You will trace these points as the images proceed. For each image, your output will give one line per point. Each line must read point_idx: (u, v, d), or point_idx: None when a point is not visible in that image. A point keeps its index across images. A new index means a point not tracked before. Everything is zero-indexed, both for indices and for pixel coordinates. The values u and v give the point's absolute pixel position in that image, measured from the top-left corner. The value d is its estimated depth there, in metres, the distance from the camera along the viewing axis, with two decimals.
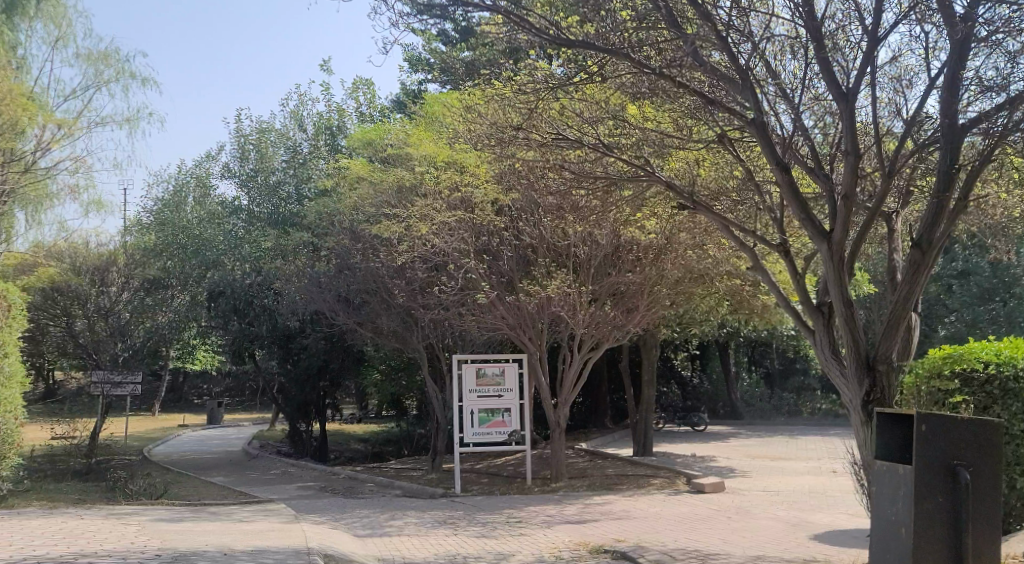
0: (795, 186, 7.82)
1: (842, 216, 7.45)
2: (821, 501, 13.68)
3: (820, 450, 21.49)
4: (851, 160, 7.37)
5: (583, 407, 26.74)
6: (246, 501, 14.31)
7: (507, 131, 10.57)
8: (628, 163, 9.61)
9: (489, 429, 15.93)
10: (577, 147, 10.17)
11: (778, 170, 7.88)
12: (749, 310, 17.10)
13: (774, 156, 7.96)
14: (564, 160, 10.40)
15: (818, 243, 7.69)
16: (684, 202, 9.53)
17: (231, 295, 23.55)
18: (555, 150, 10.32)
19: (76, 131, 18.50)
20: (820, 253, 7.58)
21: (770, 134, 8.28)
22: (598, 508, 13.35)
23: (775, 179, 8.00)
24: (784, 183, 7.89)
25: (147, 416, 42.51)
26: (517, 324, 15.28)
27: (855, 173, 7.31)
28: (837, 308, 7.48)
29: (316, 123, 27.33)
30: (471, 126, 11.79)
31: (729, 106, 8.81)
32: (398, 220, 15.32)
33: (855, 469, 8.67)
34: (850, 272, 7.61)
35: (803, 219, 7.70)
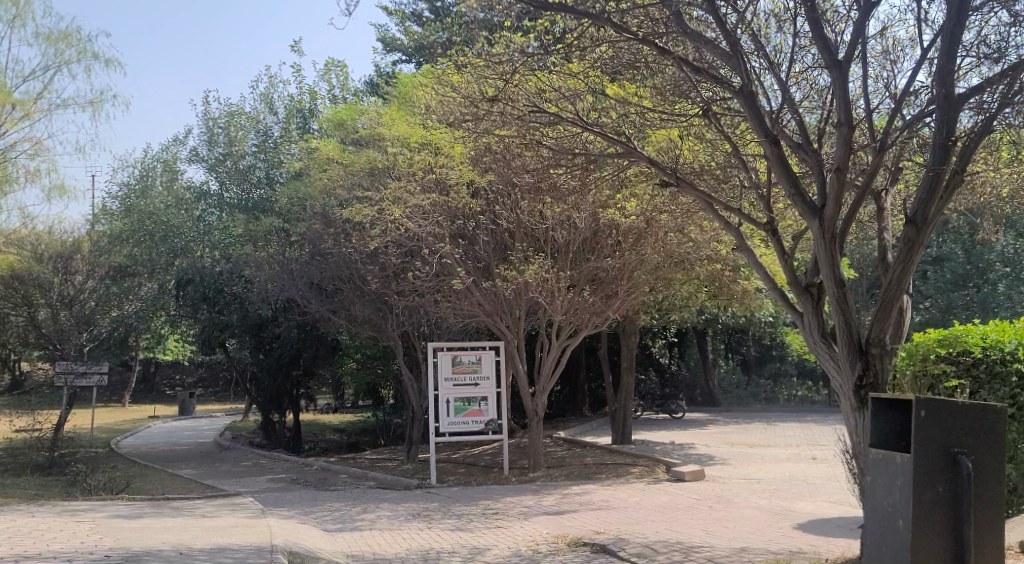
0: (784, 160, 7.50)
1: (834, 191, 7.13)
2: (803, 489, 13.45)
3: (798, 437, 21.30)
4: (845, 131, 7.07)
5: (561, 395, 26.44)
6: (213, 494, 13.84)
7: (482, 106, 10.14)
8: (608, 139, 9.24)
9: (465, 418, 15.56)
10: (555, 121, 9.79)
11: (766, 142, 7.53)
12: (729, 296, 16.76)
13: (763, 129, 7.64)
14: (541, 137, 10.03)
15: (809, 219, 7.36)
16: (666, 179, 9.18)
17: (200, 283, 22.99)
18: (534, 123, 9.95)
19: (35, 112, 17.73)
20: (810, 230, 7.28)
21: (759, 105, 7.92)
22: (577, 499, 13.01)
23: (763, 153, 7.69)
24: (772, 157, 7.57)
25: (117, 407, 41.62)
26: (494, 310, 14.83)
27: (849, 145, 6.99)
28: (828, 288, 7.17)
29: (287, 106, 26.48)
30: (443, 102, 11.31)
31: (714, 77, 8.49)
32: (370, 203, 14.80)
33: (845, 460, 8.34)
34: (841, 250, 7.31)
35: (793, 194, 7.39)
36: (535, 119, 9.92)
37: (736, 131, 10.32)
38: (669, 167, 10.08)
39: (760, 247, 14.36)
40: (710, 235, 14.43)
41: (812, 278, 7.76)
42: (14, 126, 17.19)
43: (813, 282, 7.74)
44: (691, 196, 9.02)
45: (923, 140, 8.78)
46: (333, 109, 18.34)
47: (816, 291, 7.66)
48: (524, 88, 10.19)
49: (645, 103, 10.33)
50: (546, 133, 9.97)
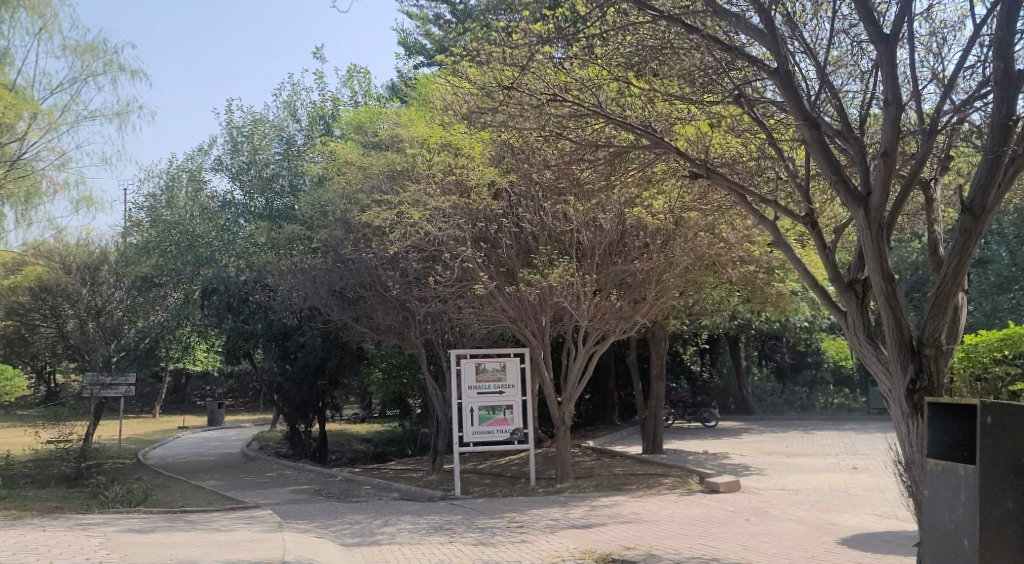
0: (824, 144, 7.08)
1: (881, 176, 6.67)
2: (845, 501, 12.76)
3: (837, 445, 20.55)
4: (893, 112, 6.72)
5: (591, 404, 25.94)
6: (231, 507, 13.50)
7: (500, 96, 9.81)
8: (635, 128, 8.94)
9: (490, 428, 15.07)
10: (576, 108, 9.46)
11: (805, 125, 7.12)
12: (763, 299, 16.13)
13: (801, 111, 7.22)
14: (563, 130, 9.75)
15: (852, 209, 6.87)
16: (697, 172, 8.90)
17: (224, 293, 22.85)
18: (552, 110, 9.67)
19: (62, 123, 17.44)
20: (854, 220, 6.80)
21: (796, 87, 7.50)
22: (606, 511, 12.46)
23: (802, 136, 7.27)
24: (811, 140, 7.15)
25: (147, 419, 41.71)
26: (518, 316, 14.39)
27: (897, 125, 6.54)
28: (874, 283, 6.66)
29: (310, 114, 26.32)
30: (460, 98, 11.07)
31: (748, 57, 8.10)
32: (388, 206, 14.44)
33: (895, 472, 7.74)
34: (889, 243, 6.81)
35: (835, 181, 6.93)
36: (556, 107, 9.63)
37: (772, 122, 9.86)
38: (700, 158, 9.61)
39: (796, 246, 13.77)
40: (743, 235, 13.86)
41: (856, 274, 7.24)
42: (40, 135, 16.81)
43: (857, 278, 7.22)
44: (722, 187, 8.62)
45: (975, 126, 8.25)
46: (354, 112, 17.98)
47: (860, 288, 7.14)
48: (541, 74, 9.91)
49: (675, 92, 9.80)
50: (568, 122, 9.63)
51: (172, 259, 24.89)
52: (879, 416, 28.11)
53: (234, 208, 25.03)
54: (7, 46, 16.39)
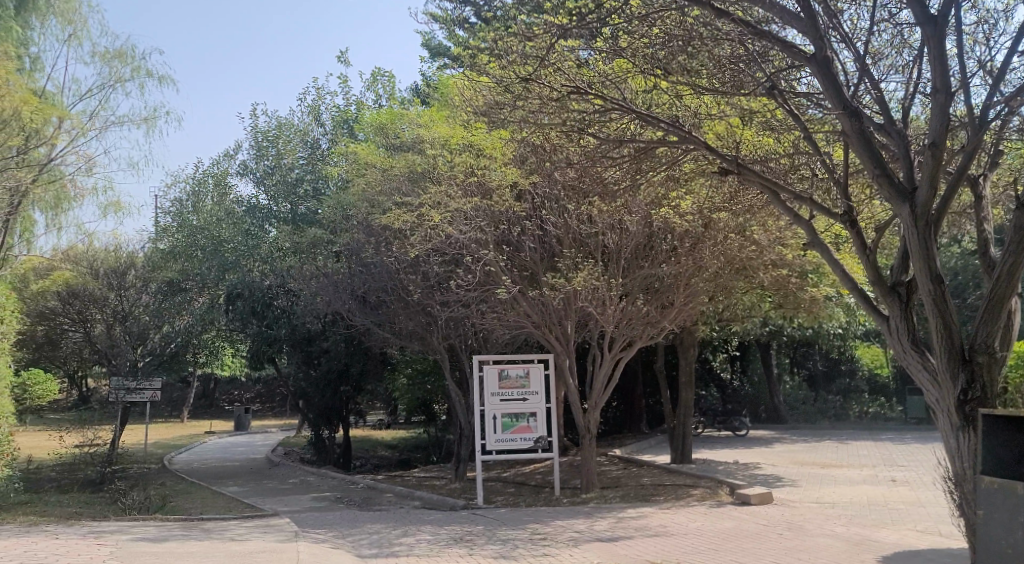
0: (865, 136, 6.85)
1: (928, 171, 6.42)
2: (884, 515, 12.19)
3: (873, 456, 19.86)
4: (942, 99, 6.51)
5: (618, 411, 25.42)
6: (250, 515, 13.23)
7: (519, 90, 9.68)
8: (663, 121, 8.88)
9: (513, 435, 14.68)
10: (599, 99, 9.33)
11: (845, 116, 6.90)
12: (796, 305, 15.60)
13: (840, 101, 7.00)
14: (585, 125, 9.58)
15: (897, 205, 6.63)
16: (727, 167, 8.75)
17: (248, 297, 22.71)
18: (570, 102, 9.53)
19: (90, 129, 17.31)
20: (899, 217, 6.54)
21: (834, 74, 7.28)
22: (632, 523, 12.03)
23: (842, 128, 7.05)
24: (852, 132, 6.92)
25: (175, 423, 41.82)
26: (542, 321, 14.03)
27: (946, 114, 6.35)
28: (921, 284, 6.39)
29: (334, 117, 26.17)
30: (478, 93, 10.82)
31: (784, 42, 7.85)
32: (409, 208, 14.16)
33: (944, 490, 7.24)
34: (937, 241, 6.52)
35: (878, 176, 6.68)
36: (578, 103, 9.55)
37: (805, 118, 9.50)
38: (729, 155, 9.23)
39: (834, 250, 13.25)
40: (775, 238, 13.38)
41: (898, 277, 6.95)
42: (66, 139, 16.33)
43: (900, 282, 6.93)
44: (754, 184, 8.46)
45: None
46: (375, 112, 17.71)
47: (903, 291, 6.84)
48: (562, 66, 9.61)
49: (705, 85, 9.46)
50: (592, 117, 9.51)
51: (197, 263, 24.77)
52: (917, 426, 27.25)
53: (258, 212, 24.91)
54: (37, 52, 16.31)
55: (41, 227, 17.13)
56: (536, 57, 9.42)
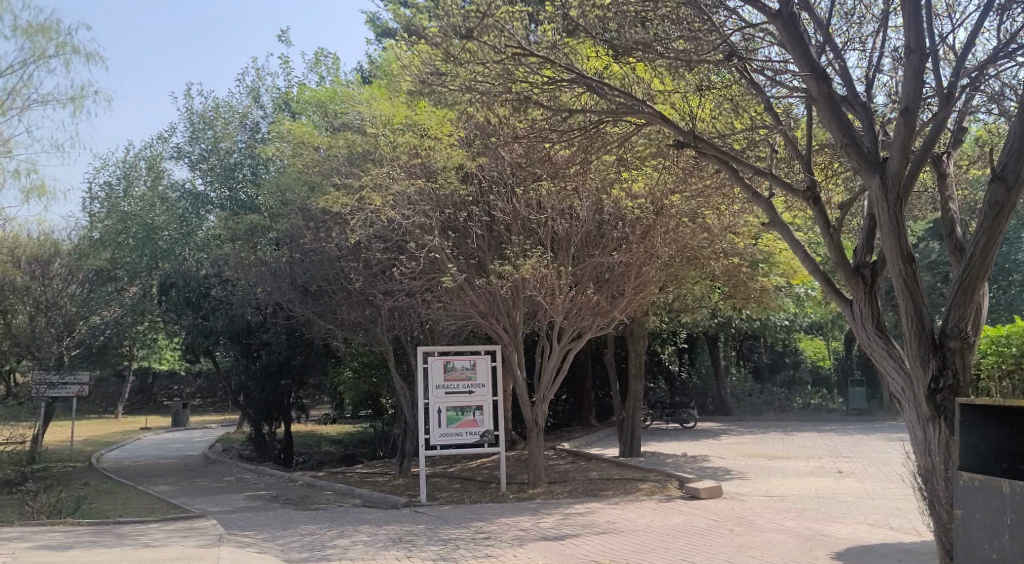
0: (833, 102, 7.01)
1: (899, 140, 6.49)
2: (833, 509, 11.93)
3: (818, 447, 19.82)
4: (916, 59, 6.56)
5: (567, 405, 25.01)
6: (173, 517, 12.41)
7: (467, 47, 9.26)
8: (615, 91, 8.73)
9: (458, 430, 14.09)
10: (545, 62, 9.13)
11: (813, 78, 7.06)
12: (745, 296, 15.22)
13: (808, 64, 7.20)
14: (531, 95, 9.32)
15: (867, 174, 6.65)
16: (682, 141, 8.69)
17: (184, 287, 21.94)
18: (516, 70, 9.30)
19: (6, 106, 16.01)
20: (870, 187, 6.56)
21: (801, 35, 7.50)
22: (579, 520, 11.56)
23: (810, 93, 7.20)
24: (820, 96, 7.09)
25: (108, 419, 40.23)
26: (489, 311, 13.46)
27: (919, 74, 6.48)
28: (892, 263, 6.36)
29: (274, 99, 24.99)
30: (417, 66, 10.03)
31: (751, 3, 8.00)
32: (348, 191, 13.37)
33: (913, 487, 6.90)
34: (907, 215, 6.53)
35: (846, 143, 6.74)
36: (523, 70, 9.38)
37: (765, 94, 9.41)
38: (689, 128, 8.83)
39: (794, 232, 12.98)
40: (727, 226, 13.08)
41: (863, 259, 6.92)
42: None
43: (864, 263, 6.89)
44: (710, 158, 8.40)
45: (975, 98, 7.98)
46: (314, 89, 16.72)
47: (867, 273, 6.81)
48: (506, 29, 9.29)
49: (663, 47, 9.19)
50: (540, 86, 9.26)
51: (128, 251, 23.50)
52: (859, 417, 27.42)
53: (194, 198, 23.81)
54: None
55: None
56: (476, 11, 9.12)
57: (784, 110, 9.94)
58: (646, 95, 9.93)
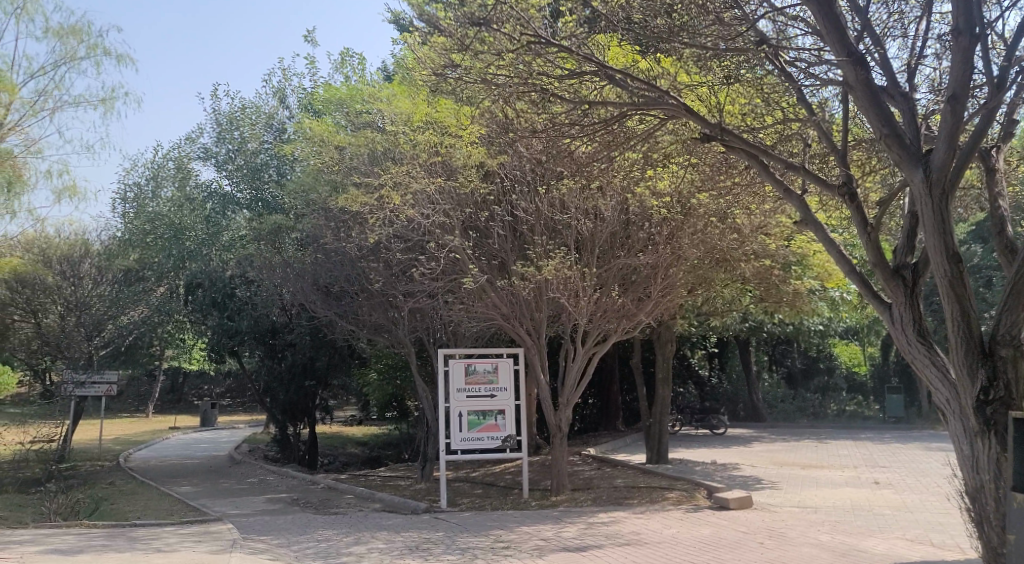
0: (872, 89, 6.92)
1: (943, 133, 6.40)
2: (869, 523, 11.38)
3: (854, 456, 19.18)
4: (964, 41, 6.56)
5: (594, 409, 24.58)
6: (190, 520, 12.23)
7: (483, 38, 9.14)
8: (639, 81, 8.68)
9: (480, 434, 13.76)
10: (559, 49, 8.98)
11: (850, 63, 7.02)
12: (777, 299, 14.67)
13: (845, 50, 7.14)
14: (553, 86, 9.24)
15: (910, 167, 6.54)
16: (709, 133, 8.67)
17: (209, 288, 21.88)
18: (534, 58, 9.16)
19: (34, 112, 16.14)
20: (912, 180, 6.45)
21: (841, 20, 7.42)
22: (603, 530, 11.15)
23: (848, 80, 7.11)
24: (858, 83, 7.01)
25: (138, 418, 40.52)
26: (511, 313, 13.06)
27: (967, 58, 6.50)
28: (938, 262, 6.26)
29: (300, 99, 24.90)
30: (433, 60, 9.71)
31: None
32: (368, 189, 13.12)
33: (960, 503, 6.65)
34: (953, 211, 6.41)
35: (887, 135, 6.66)
36: (541, 61, 9.24)
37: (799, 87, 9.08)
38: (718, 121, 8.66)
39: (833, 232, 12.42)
40: (758, 225, 12.61)
41: (903, 259, 6.76)
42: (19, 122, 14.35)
43: (905, 264, 6.73)
44: (738, 152, 8.35)
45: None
46: (336, 87, 16.53)
47: (908, 275, 6.65)
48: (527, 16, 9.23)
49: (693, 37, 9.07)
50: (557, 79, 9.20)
51: (156, 252, 23.46)
52: (896, 425, 26.59)
53: (219, 199, 23.75)
54: None
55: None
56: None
57: (818, 105, 9.57)
58: (672, 89, 9.57)
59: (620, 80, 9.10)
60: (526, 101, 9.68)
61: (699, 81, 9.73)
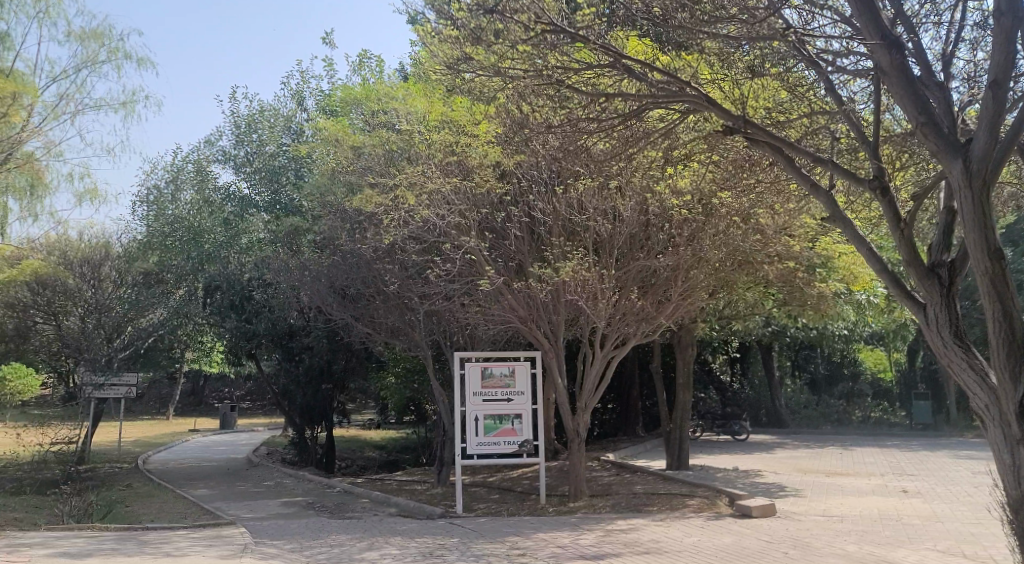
0: (907, 75, 6.84)
1: (984, 122, 6.24)
2: (898, 532, 11.02)
3: (880, 464, 18.75)
4: (1006, 25, 6.33)
5: (613, 414, 24.30)
6: (203, 524, 12.08)
7: (496, 28, 8.94)
8: (660, 72, 8.54)
9: (496, 439, 13.53)
10: (575, 39, 8.88)
11: (886, 47, 6.88)
12: (801, 302, 14.29)
13: (879, 34, 7.04)
14: (569, 77, 9.07)
15: (949, 157, 6.39)
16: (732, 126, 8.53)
17: (227, 290, 21.72)
18: (548, 49, 9.00)
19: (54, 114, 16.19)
20: (952, 171, 6.30)
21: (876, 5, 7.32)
22: (622, 538, 10.89)
23: (881, 64, 7.02)
24: (892, 68, 6.90)
25: (159, 421, 40.70)
26: (529, 315, 12.83)
27: (1008, 44, 6.30)
28: (978, 259, 6.06)
29: (319, 102, 24.84)
30: (445, 51, 9.50)
31: None
32: (382, 190, 12.97)
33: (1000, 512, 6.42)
34: (992, 203, 6.21)
35: (924, 123, 6.54)
36: (557, 54, 9.10)
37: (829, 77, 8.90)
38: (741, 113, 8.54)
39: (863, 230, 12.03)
40: (782, 225, 12.25)
41: (939, 257, 6.58)
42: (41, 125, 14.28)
43: (941, 262, 6.55)
44: (762, 143, 8.23)
45: None
46: (353, 88, 16.42)
47: (944, 274, 6.48)
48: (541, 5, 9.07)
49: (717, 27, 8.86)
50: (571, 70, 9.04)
51: (173, 253, 23.55)
52: (923, 432, 26.04)
53: (238, 201, 23.75)
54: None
55: (16, 219, 14.82)
56: None
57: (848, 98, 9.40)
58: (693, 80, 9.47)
59: (636, 73, 8.90)
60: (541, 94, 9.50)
61: (722, 76, 9.60)
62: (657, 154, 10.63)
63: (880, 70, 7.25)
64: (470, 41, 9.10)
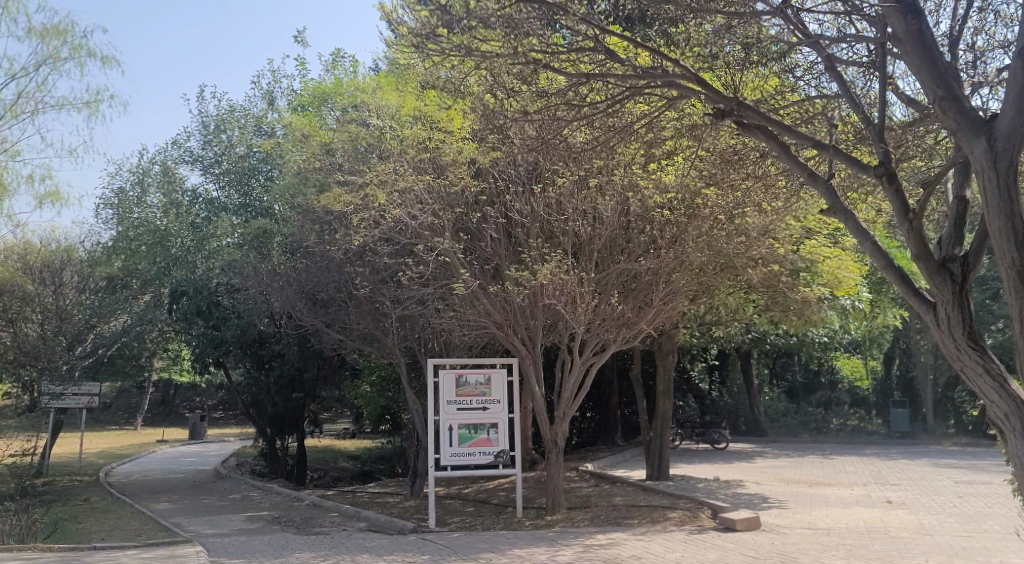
0: (925, 41, 6.68)
1: (1008, 99, 5.98)
2: (886, 546, 10.58)
3: (863, 473, 18.34)
4: None
5: (592, 422, 23.82)
6: (159, 542, 11.36)
7: (466, 2, 8.53)
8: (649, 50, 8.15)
9: (471, 449, 12.96)
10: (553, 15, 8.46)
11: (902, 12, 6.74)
12: (784, 307, 13.84)
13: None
14: (549, 58, 8.64)
15: (972, 136, 6.13)
16: (717, 107, 8.19)
17: (194, 296, 20.89)
18: (525, 27, 8.57)
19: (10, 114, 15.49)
20: (975, 150, 6.03)
21: None
22: (601, 553, 10.36)
23: (897, 31, 6.85)
24: (908, 34, 6.74)
25: (124, 432, 39.52)
26: (505, 321, 12.26)
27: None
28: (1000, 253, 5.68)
29: (290, 102, 24.20)
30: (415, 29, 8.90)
31: None
32: (352, 189, 12.39)
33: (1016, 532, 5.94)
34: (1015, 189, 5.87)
35: (942, 98, 6.37)
36: (534, 35, 8.68)
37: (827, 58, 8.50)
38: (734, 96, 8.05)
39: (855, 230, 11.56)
40: (764, 227, 11.83)
41: (950, 251, 6.22)
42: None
43: (952, 257, 6.19)
44: (754, 121, 7.94)
45: None
46: (324, 84, 15.83)
47: (956, 269, 6.11)
48: None
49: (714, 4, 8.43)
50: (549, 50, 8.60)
51: (138, 258, 22.40)
52: (903, 440, 25.70)
53: (205, 203, 22.97)
54: None
55: None
56: None
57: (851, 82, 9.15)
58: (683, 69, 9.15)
59: (618, 55, 8.67)
60: (520, 75, 9.03)
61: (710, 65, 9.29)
62: (640, 147, 10.26)
63: (894, 37, 7.06)
64: (440, 19, 8.57)
